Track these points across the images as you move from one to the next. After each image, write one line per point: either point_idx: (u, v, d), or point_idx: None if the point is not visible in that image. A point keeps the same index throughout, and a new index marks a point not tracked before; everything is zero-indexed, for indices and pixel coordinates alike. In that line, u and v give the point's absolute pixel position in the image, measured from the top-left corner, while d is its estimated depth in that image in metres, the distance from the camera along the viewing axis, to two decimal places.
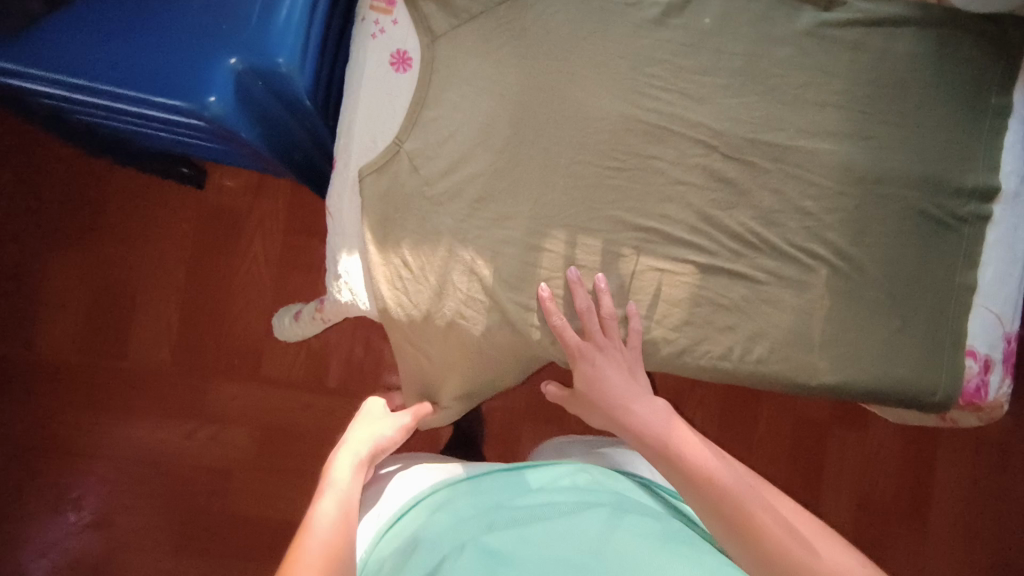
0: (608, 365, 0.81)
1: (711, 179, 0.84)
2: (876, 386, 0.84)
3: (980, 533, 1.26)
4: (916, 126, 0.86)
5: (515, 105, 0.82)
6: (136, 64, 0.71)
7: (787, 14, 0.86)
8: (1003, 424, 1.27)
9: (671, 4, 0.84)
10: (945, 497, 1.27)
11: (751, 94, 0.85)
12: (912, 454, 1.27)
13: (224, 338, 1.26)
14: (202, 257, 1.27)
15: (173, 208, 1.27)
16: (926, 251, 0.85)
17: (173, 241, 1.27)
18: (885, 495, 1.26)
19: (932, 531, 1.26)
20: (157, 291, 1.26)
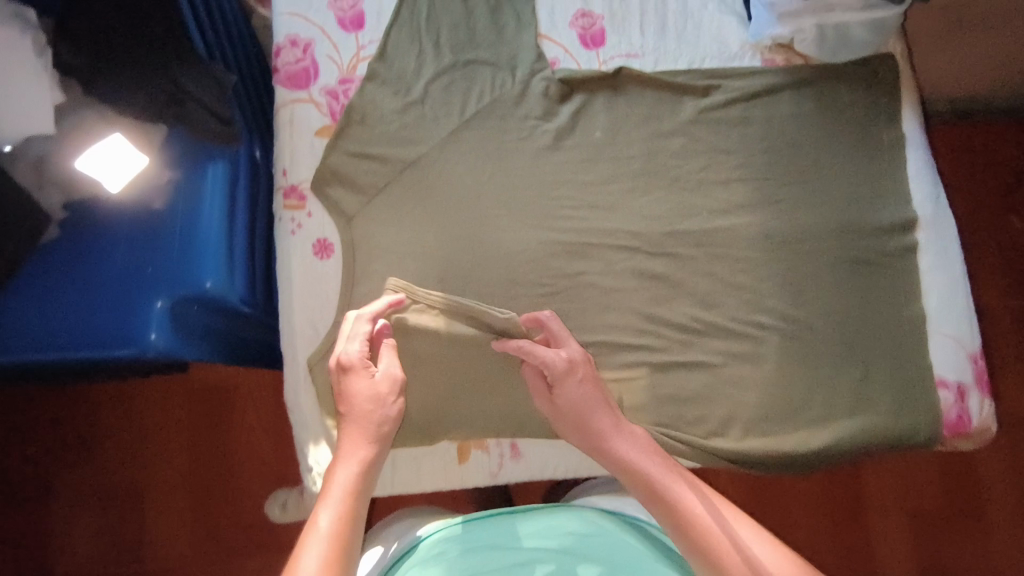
0: (579, 393, 0.75)
1: (643, 278, 0.86)
2: (864, 439, 0.83)
3: None
4: (819, 180, 0.90)
5: (439, 259, 0.84)
6: (75, 325, 0.74)
7: (670, 109, 0.91)
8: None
9: (561, 128, 0.89)
10: (997, 483, 1.19)
11: (657, 190, 0.89)
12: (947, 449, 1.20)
13: (239, 515, 1.21)
14: (198, 447, 1.24)
15: (159, 406, 1.25)
16: (867, 293, 0.87)
17: (165, 439, 1.24)
18: (937, 502, 1.18)
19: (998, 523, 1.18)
20: (160, 494, 1.22)
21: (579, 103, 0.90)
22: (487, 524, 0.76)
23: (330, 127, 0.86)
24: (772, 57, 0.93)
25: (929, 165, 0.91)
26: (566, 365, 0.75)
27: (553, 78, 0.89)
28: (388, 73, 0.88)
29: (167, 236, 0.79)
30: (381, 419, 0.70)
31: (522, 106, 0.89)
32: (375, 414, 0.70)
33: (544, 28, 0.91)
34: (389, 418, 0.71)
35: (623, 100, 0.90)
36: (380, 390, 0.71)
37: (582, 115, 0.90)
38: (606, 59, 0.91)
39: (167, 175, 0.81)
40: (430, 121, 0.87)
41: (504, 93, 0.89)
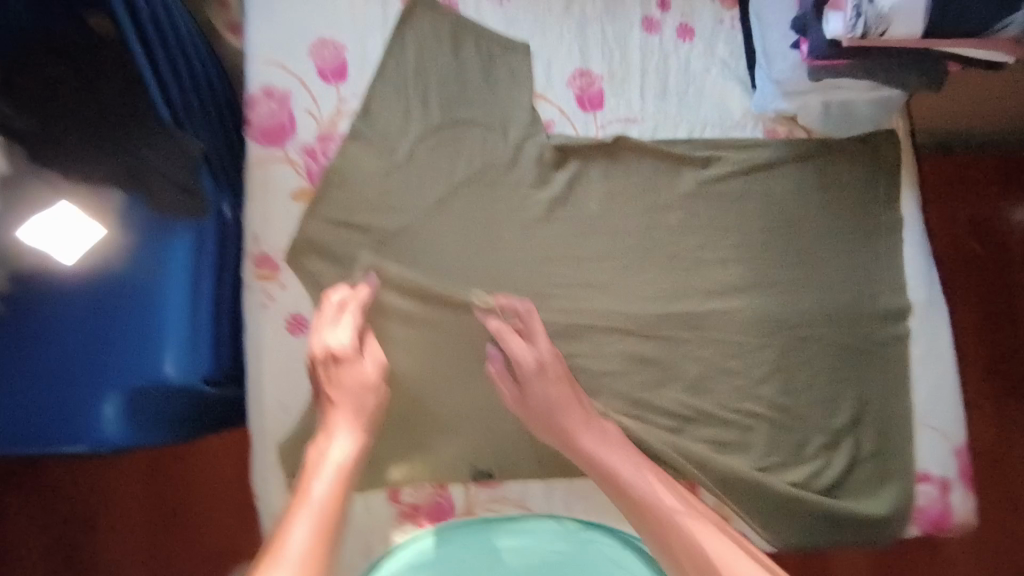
0: (552, 389, 0.75)
1: (634, 362, 0.83)
2: (834, 532, 0.82)
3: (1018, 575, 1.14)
4: (815, 262, 0.88)
5: (422, 338, 0.79)
6: (23, 420, 0.69)
7: (668, 181, 0.87)
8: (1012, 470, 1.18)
9: (554, 199, 0.84)
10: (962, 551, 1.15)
11: (652, 269, 0.85)
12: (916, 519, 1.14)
13: (204, 552, 1.06)
14: (155, 530, 1.06)
15: (112, 481, 1.07)
16: (857, 382, 0.86)
17: (120, 521, 1.06)
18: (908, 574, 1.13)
19: None
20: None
21: (574, 171, 0.85)
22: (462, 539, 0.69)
23: (307, 190, 0.80)
24: (774, 128, 0.90)
25: (925, 248, 0.90)
26: (540, 363, 0.76)
27: (548, 145, 0.85)
28: (371, 132, 0.82)
29: (125, 319, 0.73)
30: (367, 405, 0.73)
31: (515, 172, 0.84)
32: (370, 398, 0.73)
33: (540, 88, 0.86)
34: (375, 399, 0.74)
35: (620, 170, 0.86)
36: (365, 381, 0.74)
37: (576, 184, 0.86)
38: (603, 124, 0.87)
39: (131, 244, 0.74)
40: (416, 185, 0.82)
41: (496, 158, 0.84)
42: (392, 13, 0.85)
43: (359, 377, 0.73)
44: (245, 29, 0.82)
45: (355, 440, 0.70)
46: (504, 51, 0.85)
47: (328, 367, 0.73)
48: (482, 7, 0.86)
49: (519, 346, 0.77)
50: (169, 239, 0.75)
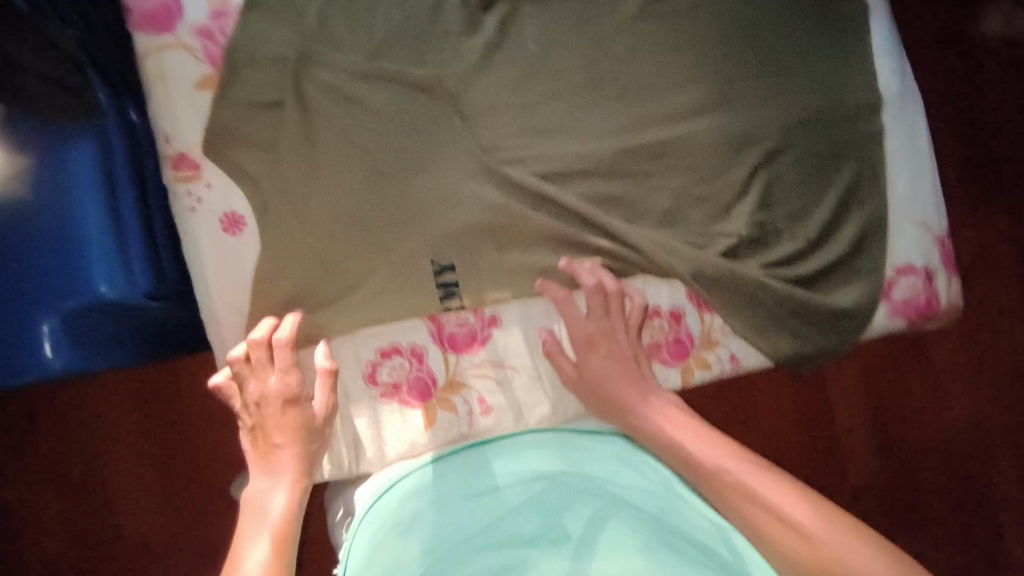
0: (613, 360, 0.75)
1: (599, 205, 0.79)
2: (811, 352, 0.81)
3: (996, 403, 1.24)
4: (779, 70, 0.81)
5: (372, 214, 0.75)
6: None
7: (608, 6, 0.79)
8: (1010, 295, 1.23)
9: (488, 44, 0.77)
10: (947, 377, 1.23)
11: (605, 104, 0.79)
12: (902, 353, 1.23)
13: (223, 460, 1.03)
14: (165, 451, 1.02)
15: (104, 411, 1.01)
16: (829, 186, 0.82)
17: (121, 445, 1.01)
18: (894, 402, 1.22)
19: (950, 411, 1.23)
20: (135, 512, 1.02)
21: (505, 13, 0.78)
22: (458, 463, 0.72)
23: (211, 77, 0.72)
24: None
25: (892, 35, 0.83)
26: (588, 333, 0.76)
27: None
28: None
29: (36, 242, 0.67)
30: (286, 464, 0.67)
31: (440, 22, 0.76)
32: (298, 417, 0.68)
33: None
34: (301, 416, 0.68)
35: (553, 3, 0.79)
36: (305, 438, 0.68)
37: (509, 27, 0.78)
38: None
39: (26, 166, 0.68)
40: (332, 51, 0.74)
41: (416, 10, 0.76)
42: None
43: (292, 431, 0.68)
44: None
45: (288, 506, 0.65)
46: None
47: (262, 415, 0.69)
48: None
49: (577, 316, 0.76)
50: (64, 147, 0.70)
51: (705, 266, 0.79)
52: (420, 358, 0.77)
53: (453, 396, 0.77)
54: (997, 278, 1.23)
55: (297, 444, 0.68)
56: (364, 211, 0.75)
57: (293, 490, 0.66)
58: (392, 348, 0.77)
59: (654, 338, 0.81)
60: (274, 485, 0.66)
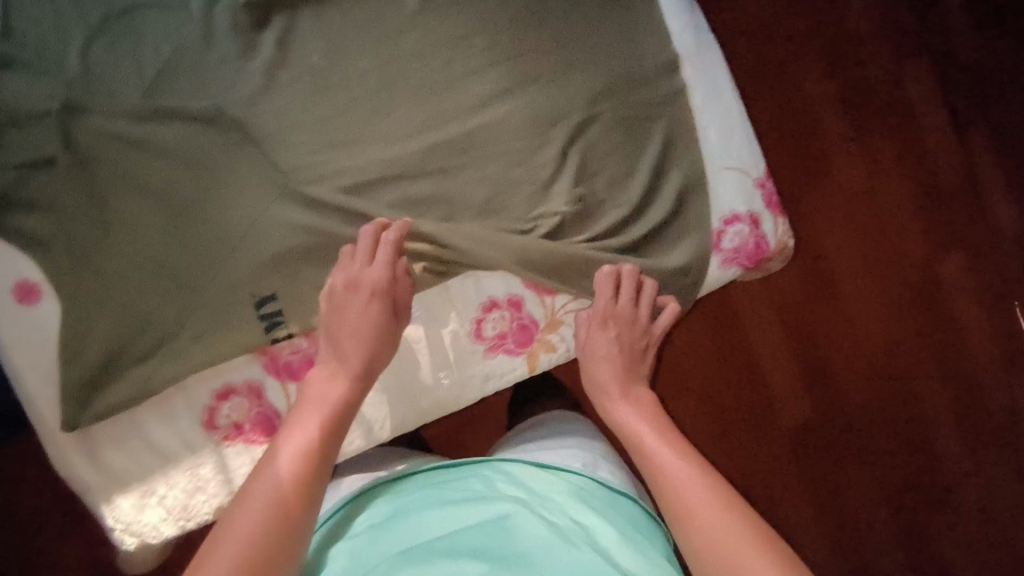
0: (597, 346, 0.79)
1: (414, 206, 0.78)
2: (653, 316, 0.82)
3: (903, 321, 1.39)
4: (575, 41, 0.81)
5: (178, 257, 0.73)
6: None
7: (388, 4, 0.77)
8: (891, 222, 1.39)
9: (267, 64, 0.74)
10: (855, 304, 1.38)
11: (402, 105, 0.77)
12: (812, 289, 1.37)
13: None
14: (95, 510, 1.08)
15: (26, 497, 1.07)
16: (640, 150, 0.82)
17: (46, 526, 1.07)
18: (811, 335, 1.37)
19: (861, 334, 1.38)
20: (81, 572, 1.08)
21: (282, 28, 0.75)
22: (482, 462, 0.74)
23: None
24: None
25: None
26: (613, 312, 0.79)
27: (237, 6, 0.73)
28: (25, 52, 0.70)
29: None
30: (355, 358, 0.71)
31: (214, 48, 0.73)
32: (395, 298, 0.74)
33: None
34: (383, 309, 0.72)
35: (332, 10, 0.76)
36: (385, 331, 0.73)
37: (290, 41, 0.75)
38: None
39: None
40: (103, 97, 0.71)
41: (186, 40, 0.73)
42: None
43: (376, 321, 0.72)
44: None
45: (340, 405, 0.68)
46: None
47: (343, 306, 0.73)
48: None
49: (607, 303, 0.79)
50: None
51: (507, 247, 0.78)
52: (259, 392, 0.75)
53: None
54: (875, 209, 1.39)
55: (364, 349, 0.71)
56: (167, 254, 0.73)
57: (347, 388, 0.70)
58: (226, 388, 0.74)
59: (498, 328, 0.80)
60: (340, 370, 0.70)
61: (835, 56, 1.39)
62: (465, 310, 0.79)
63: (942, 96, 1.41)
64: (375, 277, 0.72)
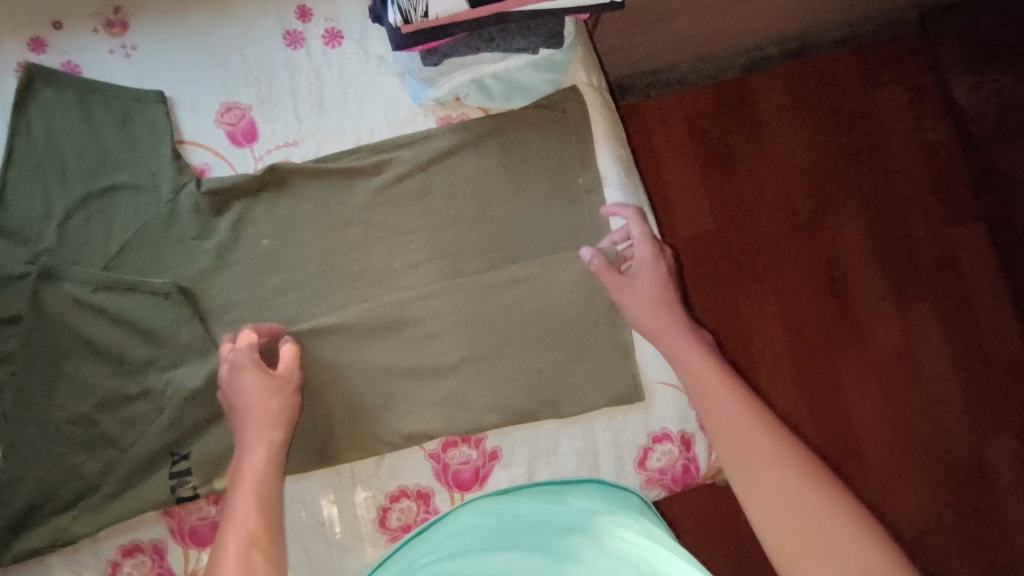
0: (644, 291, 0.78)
1: (333, 391, 0.80)
2: None
3: (922, 449, 1.28)
4: (516, 240, 0.83)
5: (109, 417, 0.78)
6: None
7: (340, 196, 0.82)
8: (907, 342, 1.32)
9: (220, 245, 0.80)
10: (868, 431, 1.28)
11: (338, 290, 0.81)
12: (823, 412, 1.29)
13: None
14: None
15: None
16: (569, 357, 0.81)
17: None
18: (818, 465, 1.27)
19: (874, 466, 1.27)
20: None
21: (237, 212, 0.81)
22: (510, 499, 0.68)
23: None
24: (447, 115, 0.85)
25: (632, 204, 0.85)
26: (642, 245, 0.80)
27: (200, 192, 0.80)
28: (11, 222, 0.79)
29: None
30: (253, 435, 0.72)
31: (175, 226, 0.80)
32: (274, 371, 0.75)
33: (186, 133, 0.83)
34: (260, 382, 0.73)
35: (287, 199, 0.82)
36: (273, 391, 0.74)
37: (242, 225, 0.81)
38: (261, 155, 0.83)
39: None
40: (73, 266, 0.78)
41: (150, 220, 0.80)
42: (10, 91, 0.82)
43: (260, 388, 0.73)
44: None
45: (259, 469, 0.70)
46: (137, 104, 0.82)
47: (231, 394, 0.74)
48: (106, 63, 0.83)
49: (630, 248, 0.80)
50: None
51: (465, 349, 0.81)
52: (161, 553, 0.77)
53: None
54: (894, 329, 1.32)
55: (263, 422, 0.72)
56: (101, 415, 0.77)
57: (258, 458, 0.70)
58: (132, 545, 0.77)
59: (402, 519, 0.80)
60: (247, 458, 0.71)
61: (873, 199, 1.37)
62: (372, 496, 0.80)
63: (984, 221, 1.36)
64: (243, 363, 0.74)
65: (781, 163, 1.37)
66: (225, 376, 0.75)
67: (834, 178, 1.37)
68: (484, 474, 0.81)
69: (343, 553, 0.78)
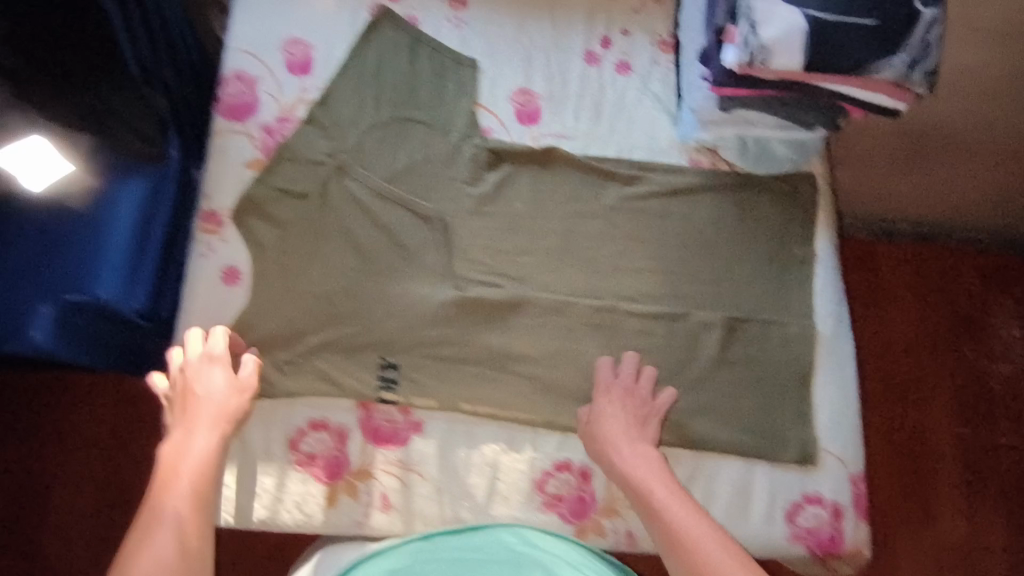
0: (642, 457, 0.79)
1: (541, 351, 0.88)
2: None
3: None
4: (729, 280, 0.92)
5: (346, 303, 0.86)
6: None
7: (594, 192, 0.93)
8: (976, 546, 1.29)
9: (483, 195, 0.91)
10: None
11: (569, 268, 0.91)
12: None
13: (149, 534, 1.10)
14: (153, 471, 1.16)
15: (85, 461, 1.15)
16: (749, 396, 0.88)
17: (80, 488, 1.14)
18: None
19: None
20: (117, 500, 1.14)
21: (505, 174, 0.92)
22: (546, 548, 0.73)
23: (259, 160, 0.89)
24: (700, 158, 0.97)
25: (836, 285, 0.94)
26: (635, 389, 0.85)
27: (483, 147, 0.93)
28: (326, 118, 0.91)
29: (78, 242, 0.80)
30: (203, 416, 0.74)
31: (452, 168, 0.92)
32: (232, 383, 0.78)
33: (483, 97, 0.95)
34: (224, 376, 0.77)
35: (548, 178, 0.93)
36: (232, 395, 0.77)
37: (506, 186, 0.92)
38: (537, 136, 0.95)
39: (100, 187, 0.84)
40: (361, 169, 0.90)
41: (435, 155, 0.92)
42: (360, 21, 0.96)
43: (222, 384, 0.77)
44: (230, 24, 0.94)
45: (204, 454, 0.71)
46: (455, 63, 0.96)
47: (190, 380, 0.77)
48: (440, 24, 0.97)
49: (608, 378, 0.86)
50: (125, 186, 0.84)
51: (678, 343, 0.89)
52: (342, 438, 0.83)
53: (359, 483, 0.82)
54: (963, 530, 1.30)
55: (216, 411, 0.75)
56: (340, 298, 0.86)
57: (201, 444, 0.72)
58: (321, 421, 0.84)
59: (559, 489, 0.84)
60: (193, 442, 0.72)
61: (975, 394, 1.36)
62: (538, 459, 0.85)
63: None
64: (217, 357, 0.78)
65: (895, 333, 1.38)
66: (196, 362, 0.78)
67: (947, 363, 1.37)
68: None
69: (500, 496, 0.84)
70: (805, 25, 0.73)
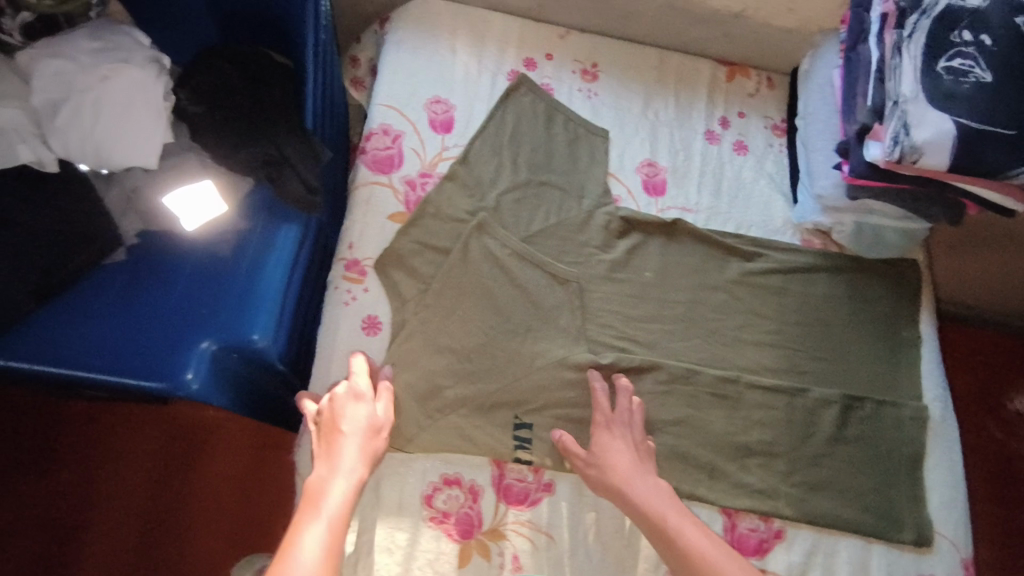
0: (655, 485, 0.79)
1: (669, 418, 0.89)
2: None
3: None
4: (842, 358, 0.96)
5: (484, 361, 0.87)
6: (131, 348, 0.75)
7: (717, 265, 0.97)
8: None
9: (615, 261, 0.94)
10: None
11: (694, 337, 0.94)
12: None
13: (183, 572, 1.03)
14: (144, 502, 1.05)
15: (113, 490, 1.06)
16: (863, 473, 0.91)
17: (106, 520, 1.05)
18: None
19: None
20: (101, 530, 1.04)
21: (635, 242, 0.96)
22: None
23: (403, 214, 0.91)
24: (811, 239, 1.02)
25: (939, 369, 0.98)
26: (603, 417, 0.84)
27: (616, 215, 0.96)
28: (467, 176, 0.93)
29: (229, 283, 0.80)
30: (347, 455, 0.73)
31: (585, 233, 0.94)
32: (372, 420, 0.77)
33: (614, 168, 0.99)
34: (365, 412, 0.77)
35: (674, 249, 0.97)
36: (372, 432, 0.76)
37: (636, 254, 0.95)
38: (663, 208, 0.99)
39: (248, 226, 0.83)
40: (500, 229, 0.92)
41: (569, 219, 0.95)
42: (498, 87, 1.00)
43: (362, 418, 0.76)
44: (376, 82, 0.97)
45: (343, 492, 0.69)
46: (589, 133, 0.99)
47: (334, 412, 0.77)
48: (574, 96, 1.02)
49: (604, 407, 0.85)
50: (277, 229, 0.82)
51: (797, 417, 0.92)
52: (475, 497, 0.83)
53: (492, 544, 0.81)
54: None
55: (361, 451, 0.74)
56: (478, 355, 0.87)
57: (343, 480, 0.71)
58: (455, 478, 0.83)
59: None
60: (335, 479, 0.71)
61: None
62: None
63: None
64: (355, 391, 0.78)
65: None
66: (339, 395, 0.78)
67: None
68: (768, 548, 0.86)
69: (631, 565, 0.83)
70: (953, 132, 0.79)
